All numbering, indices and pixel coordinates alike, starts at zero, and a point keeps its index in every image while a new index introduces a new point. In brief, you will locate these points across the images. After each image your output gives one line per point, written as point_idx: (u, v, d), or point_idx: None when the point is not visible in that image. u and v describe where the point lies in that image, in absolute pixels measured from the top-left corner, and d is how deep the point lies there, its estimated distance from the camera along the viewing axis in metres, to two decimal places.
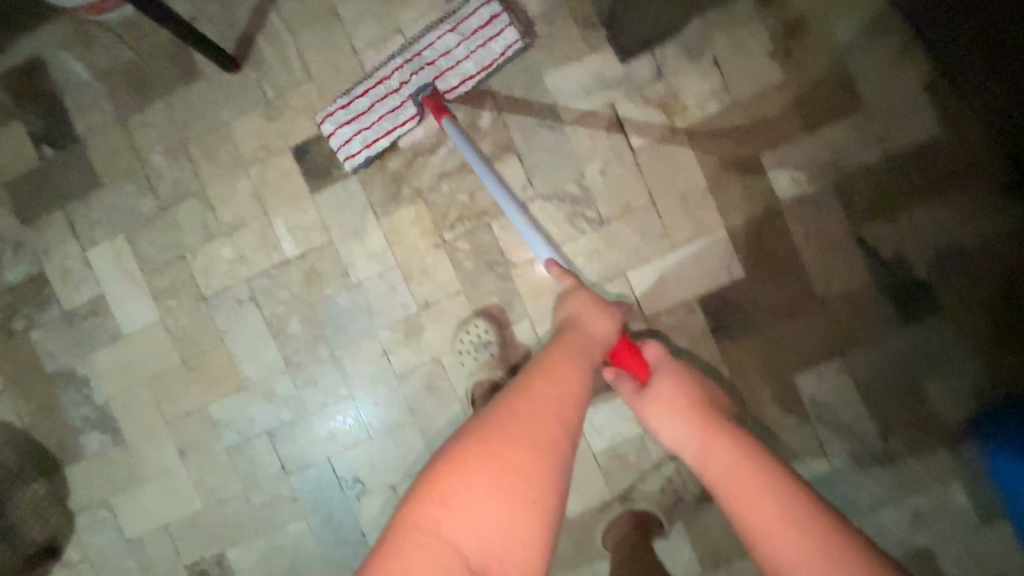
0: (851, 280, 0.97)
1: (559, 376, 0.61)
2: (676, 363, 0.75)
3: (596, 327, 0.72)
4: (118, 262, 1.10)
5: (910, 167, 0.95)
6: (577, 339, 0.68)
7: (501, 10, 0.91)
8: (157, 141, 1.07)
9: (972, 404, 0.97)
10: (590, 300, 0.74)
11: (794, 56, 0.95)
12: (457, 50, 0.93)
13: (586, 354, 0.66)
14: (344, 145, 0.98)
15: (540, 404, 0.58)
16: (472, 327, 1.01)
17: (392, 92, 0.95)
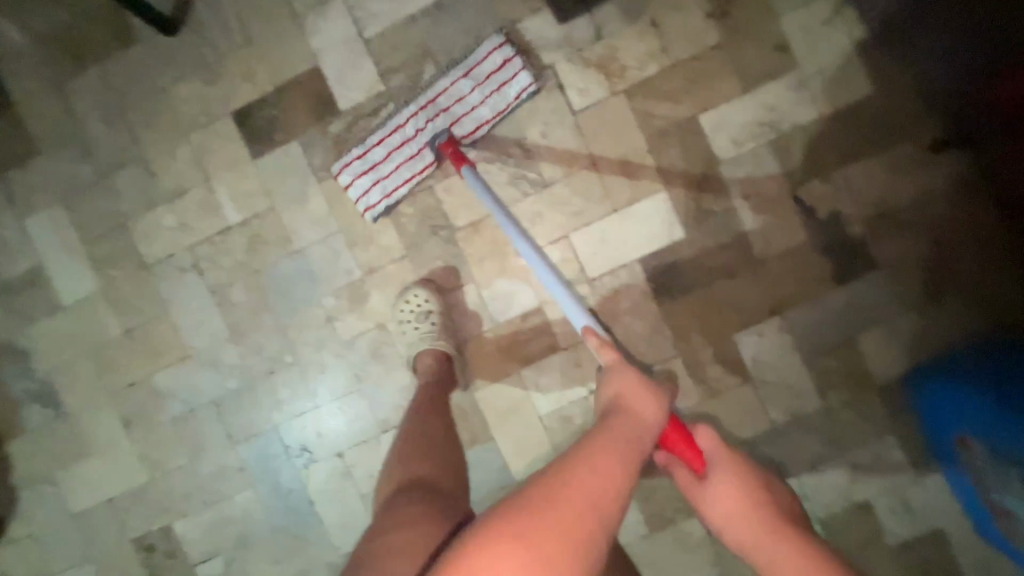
0: (787, 238, 0.98)
1: (605, 469, 0.49)
2: (737, 458, 0.66)
3: (642, 411, 0.60)
4: (57, 231, 1.08)
5: (844, 125, 0.96)
6: (626, 427, 0.56)
7: (514, 55, 0.92)
8: (95, 107, 1.06)
9: (904, 359, 0.99)
10: (637, 382, 0.64)
11: (731, 17, 0.96)
12: (472, 97, 0.93)
13: (635, 446, 0.54)
14: (362, 197, 0.97)
15: (586, 502, 0.46)
16: (412, 297, 1.00)
17: (409, 141, 0.94)
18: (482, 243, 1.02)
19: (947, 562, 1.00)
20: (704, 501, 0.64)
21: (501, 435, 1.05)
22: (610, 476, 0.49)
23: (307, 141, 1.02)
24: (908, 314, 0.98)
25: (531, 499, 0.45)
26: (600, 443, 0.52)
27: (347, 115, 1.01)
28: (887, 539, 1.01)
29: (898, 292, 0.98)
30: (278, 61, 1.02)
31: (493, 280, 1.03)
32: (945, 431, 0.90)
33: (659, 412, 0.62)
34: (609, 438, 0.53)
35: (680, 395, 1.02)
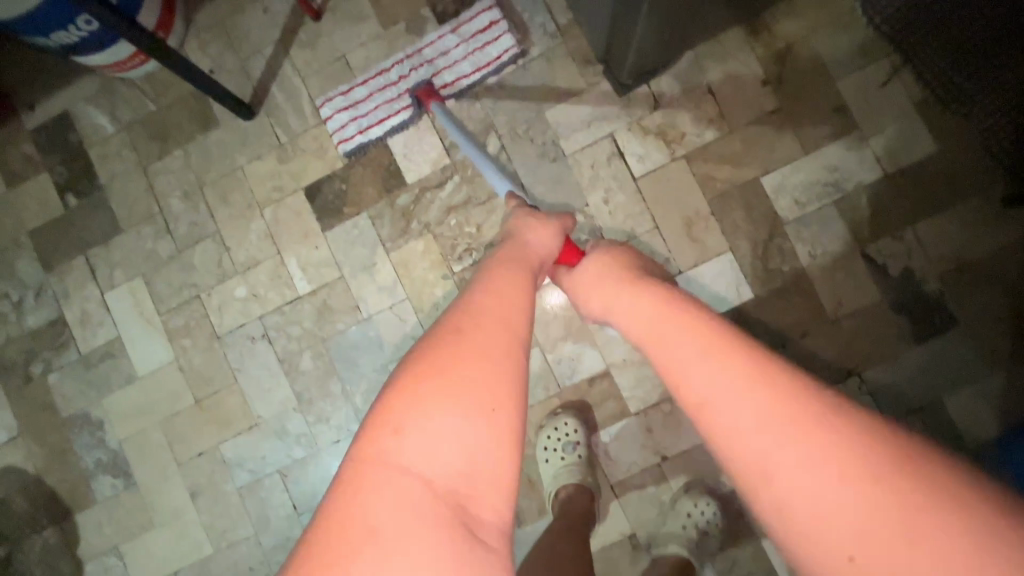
0: (863, 298, 0.97)
1: (501, 276, 0.50)
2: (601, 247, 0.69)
3: (537, 245, 0.66)
4: (135, 303, 1.12)
5: (912, 183, 0.96)
6: (511, 252, 0.60)
7: (500, 18, 1.01)
8: (176, 186, 1.12)
9: (998, 419, 0.94)
10: (534, 222, 0.70)
11: (785, 82, 0.99)
12: (455, 51, 1.02)
13: (524, 264, 0.57)
14: (339, 131, 1.05)
15: (489, 296, 0.46)
16: (561, 425, 1.00)
17: (391, 84, 1.03)
18: (547, 307, 1.03)
19: None
20: (574, 285, 0.64)
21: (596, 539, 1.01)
22: (509, 278, 0.50)
23: (375, 213, 1.06)
24: (997, 371, 0.94)
25: (444, 319, 0.45)
26: (495, 262, 0.55)
27: (413, 188, 1.05)
28: None
29: (981, 350, 0.95)
30: None
31: (558, 343, 1.03)
32: None
33: (552, 241, 0.68)
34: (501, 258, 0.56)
35: None
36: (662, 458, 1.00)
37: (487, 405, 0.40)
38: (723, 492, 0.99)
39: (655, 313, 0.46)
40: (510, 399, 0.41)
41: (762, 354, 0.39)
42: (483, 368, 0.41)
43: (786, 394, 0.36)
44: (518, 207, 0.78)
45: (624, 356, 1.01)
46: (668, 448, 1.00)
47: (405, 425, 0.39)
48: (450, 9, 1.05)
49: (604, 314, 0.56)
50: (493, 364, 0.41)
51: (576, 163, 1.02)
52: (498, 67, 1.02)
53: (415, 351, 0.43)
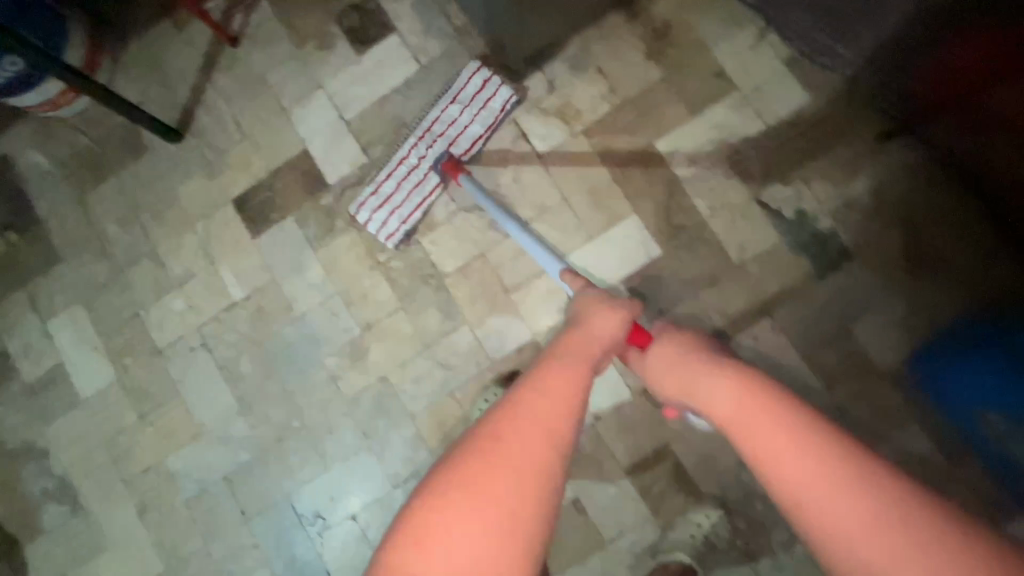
0: (764, 243, 1.02)
1: (555, 390, 0.60)
2: (681, 335, 0.75)
3: (599, 327, 0.73)
4: (77, 328, 1.15)
5: (793, 133, 1.03)
6: (578, 345, 0.69)
7: (490, 75, 1.05)
8: (112, 212, 1.17)
9: (905, 342, 0.98)
10: (598, 300, 0.78)
11: (667, 54, 1.07)
12: (462, 119, 1.05)
13: (587, 359, 0.67)
14: (382, 228, 1.06)
15: (537, 400, 0.59)
16: (493, 397, 1.02)
17: (414, 168, 1.04)
18: (473, 286, 1.07)
19: None
20: (656, 372, 0.74)
21: None
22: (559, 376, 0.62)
23: (301, 215, 1.11)
24: (897, 297, 0.99)
25: (494, 423, 0.57)
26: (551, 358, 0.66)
27: (335, 188, 1.11)
28: None
29: (880, 279, 0.99)
30: (270, 151, 1.14)
31: (485, 318, 1.06)
32: (958, 391, 0.90)
33: (617, 323, 0.74)
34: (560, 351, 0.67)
35: None
36: (596, 418, 1.03)
37: (507, 526, 0.52)
38: (658, 446, 1.01)
39: (742, 409, 0.58)
40: (533, 519, 0.53)
41: (802, 437, 0.52)
42: (516, 495, 0.52)
43: (827, 473, 0.49)
44: (587, 289, 0.83)
45: (549, 324, 1.05)
46: (600, 407, 1.03)
47: (434, 536, 0.51)
48: (356, 23, 1.14)
49: (691, 396, 0.67)
50: (524, 486, 0.53)
51: (485, 149, 1.09)
52: (499, 118, 1.07)
53: (464, 466, 0.54)
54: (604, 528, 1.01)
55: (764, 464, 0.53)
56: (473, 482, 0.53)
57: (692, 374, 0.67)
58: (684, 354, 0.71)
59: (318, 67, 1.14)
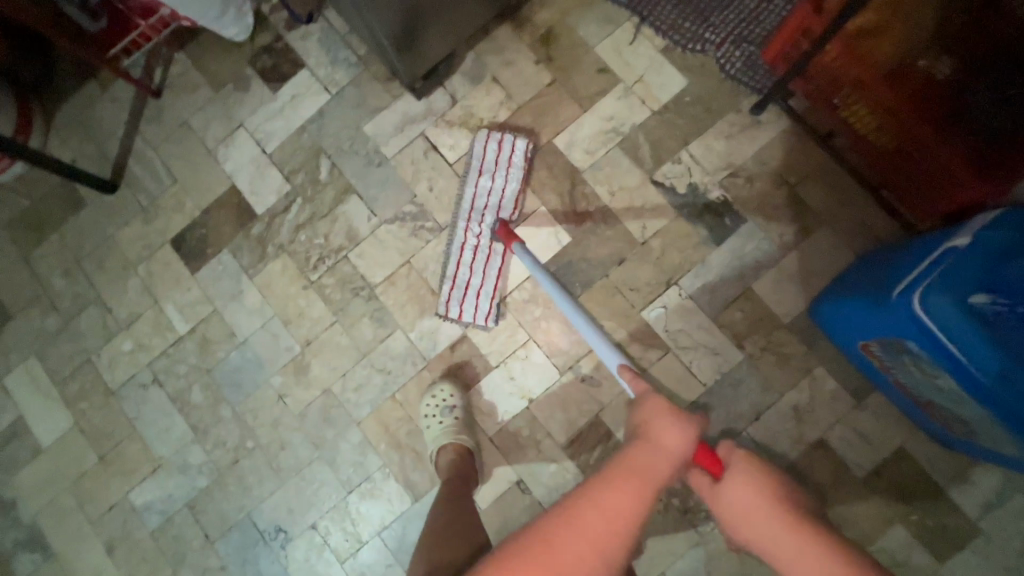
0: (663, 218, 1.09)
1: (600, 525, 0.54)
2: (758, 464, 0.63)
3: (670, 446, 0.63)
4: (33, 380, 1.20)
5: (677, 114, 1.11)
6: (640, 464, 0.60)
7: (502, 136, 1.09)
8: (56, 266, 1.23)
9: (801, 293, 1.05)
10: (668, 409, 0.66)
11: (554, 58, 1.16)
12: (496, 185, 1.08)
13: (646, 489, 0.58)
14: (478, 312, 1.07)
15: (597, 529, 0.54)
16: (439, 392, 1.08)
17: (477, 249, 1.06)
18: (401, 291, 1.14)
19: (918, 476, 0.99)
20: (723, 506, 0.62)
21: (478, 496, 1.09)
22: (628, 507, 0.56)
23: (234, 247, 1.18)
24: (788, 251, 1.06)
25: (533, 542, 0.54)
26: (612, 474, 0.58)
27: (264, 218, 1.19)
28: (853, 471, 1.01)
29: (771, 238, 1.07)
30: (201, 191, 1.21)
31: (417, 321, 1.13)
32: (844, 331, 0.95)
33: (688, 439, 0.64)
34: (624, 471, 0.59)
35: (611, 381, 1.07)
36: (529, 401, 1.09)
37: None
38: (590, 420, 1.07)
39: None
40: None
41: None
42: None
43: None
44: (648, 391, 0.72)
45: None
46: (532, 391, 1.09)
47: None
48: (268, 63, 1.22)
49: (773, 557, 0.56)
50: None
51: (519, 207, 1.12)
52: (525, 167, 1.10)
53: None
54: (548, 504, 1.06)
55: None
56: None
57: (766, 521, 0.57)
58: (767, 490, 0.60)
59: (236, 107, 1.22)
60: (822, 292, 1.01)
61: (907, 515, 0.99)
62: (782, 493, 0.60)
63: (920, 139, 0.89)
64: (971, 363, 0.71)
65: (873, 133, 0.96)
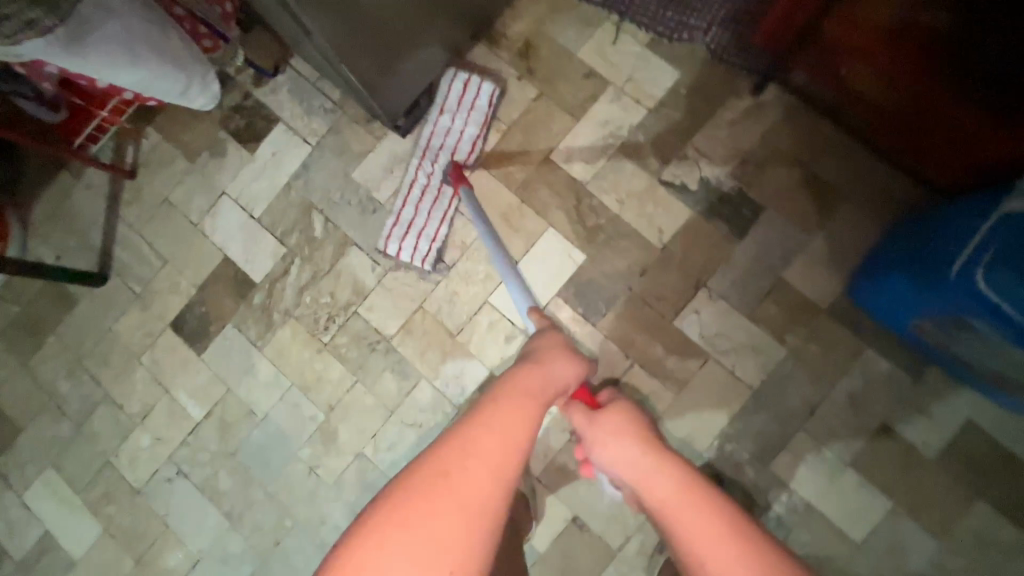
0: (678, 218, 1.04)
1: (508, 423, 0.55)
2: (628, 403, 0.76)
3: (558, 369, 0.69)
4: (53, 492, 1.15)
5: (674, 108, 1.06)
6: (536, 381, 0.65)
7: (470, 75, 1.06)
8: (58, 370, 1.17)
9: (836, 275, 1.00)
10: (560, 346, 0.75)
11: (537, 70, 1.10)
12: (455, 127, 1.07)
13: (541, 401, 0.62)
14: (415, 253, 1.06)
15: (502, 426, 0.55)
16: None
17: (426, 189, 1.06)
18: (417, 338, 1.08)
19: (991, 448, 0.94)
20: (597, 427, 0.72)
21: (535, 540, 1.03)
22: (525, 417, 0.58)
23: (238, 320, 1.13)
24: (816, 234, 1.01)
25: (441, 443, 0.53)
26: (506, 392, 0.60)
27: (264, 285, 1.13)
28: (923, 453, 0.95)
29: (795, 223, 1.02)
30: (194, 268, 1.16)
31: (440, 367, 1.07)
32: (891, 315, 0.90)
33: (575, 372, 0.72)
34: (516, 387, 0.61)
35: (653, 398, 1.02)
36: (571, 434, 1.03)
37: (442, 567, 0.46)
38: None
39: (676, 492, 0.59)
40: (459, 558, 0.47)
41: (723, 512, 0.55)
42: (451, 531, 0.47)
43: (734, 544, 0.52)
44: (554, 332, 0.81)
45: (500, 354, 1.06)
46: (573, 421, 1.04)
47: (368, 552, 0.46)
48: (241, 123, 1.17)
49: (622, 466, 0.67)
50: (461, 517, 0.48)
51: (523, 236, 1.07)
52: (490, 114, 1.08)
53: (409, 477, 0.50)
54: (610, 537, 1.01)
55: (677, 524, 0.57)
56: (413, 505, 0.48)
57: (624, 439, 0.69)
58: (631, 419, 0.72)
59: (216, 175, 1.17)
60: (855, 274, 0.96)
61: (988, 490, 0.93)
62: (636, 417, 0.73)
63: (930, 102, 0.84)
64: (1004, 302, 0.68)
65: (877, 96, 0.91)
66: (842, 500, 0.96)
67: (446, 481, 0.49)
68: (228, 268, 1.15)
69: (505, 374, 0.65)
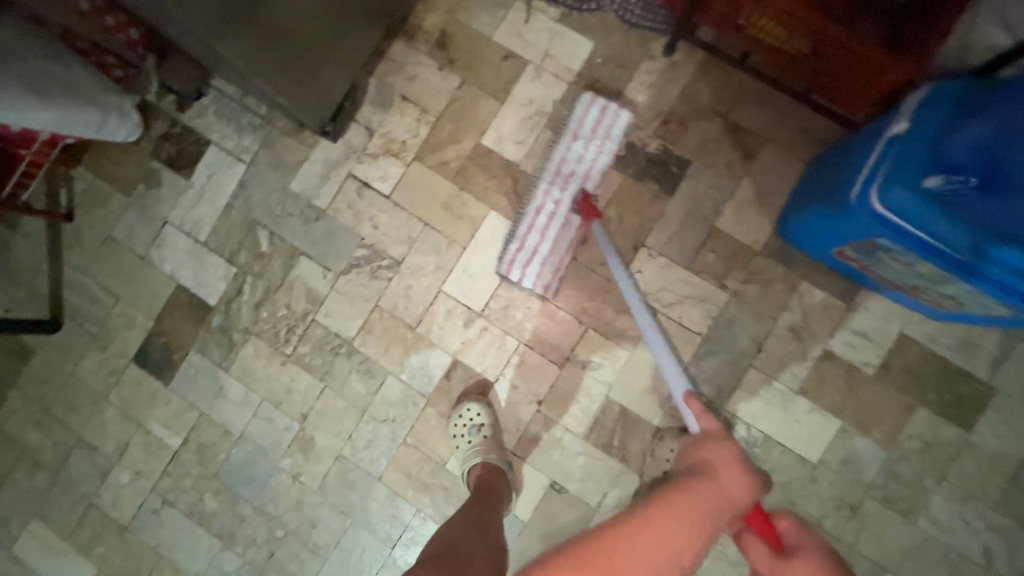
0: (612, 184, 1.08)
1: (674, 529, 0.66)
2: (816, 552, 0.77)
3: (733, 488, 0.76)
4: (41, 541, 1.15)
5: (593, 78, 1.09)
6: (710, 493, 0.73)
7: (607, 102, 1.05)
8: (26, 422, 1.17)
9: (766, 217, 1.05)
10: (731, 454, 0.81)
11: (456, 58, 1.12)
12: (588, 153, 1.05)
13: (709, 522, 0.71)
14: (538, 281, 1.05)
15: (669, 536, 0.65)
16: (465, 411, 1.05)
17: (554, 216, 1.04)
18: (378, 335, 1.11)
19: (924, 357, 1.00)
20: (782, 573, 0.76)
21: (518, 511, 1.07)
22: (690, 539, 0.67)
23: (200, 345, 1.14)
24: (742, 181, 1.05)
25: (617, 523, 0.65)
26: (674, 501, 0.70)
27: (220, 306, 1.14)
28: (864, 371, 1.01)
29: (722, 173, 1.06)
30: (148, 300, 1.16)
31: (404, 361, 1.10)
32: (814, 243, 0.95)
33: (750, 494, 0.77)
34: (692, 502, 0.70)
35: (610, 359, 1.07)
36: (538, 404, 1.07)
37: None
38: (602, 403, 1.07)
39: None
40: None
41: None
42: None
43: None
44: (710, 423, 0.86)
45: (461, 339, 1.09)
46: (539, 392, 1.08)
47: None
48: (172, 151, 1.16)
49: None
50: None
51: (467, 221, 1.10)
52: (622, 145, 1.06)
53: (588, 539, 0.63)
54: (587, 496, 1.06)
55: None
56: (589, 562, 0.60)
57: None
58: None
59: (156, 205, 1.17)
60: (786, 209, 1.01)
61: (925, 396, 1.00)
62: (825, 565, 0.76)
63: (831, 37, 0.84)
64: (939, 243, 0.71)
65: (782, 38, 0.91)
66: (797, 426, 1.02)
67: (615, 557, 0.60)
68: (182, 295, 1.15)
69: (682, 484, 0.75)
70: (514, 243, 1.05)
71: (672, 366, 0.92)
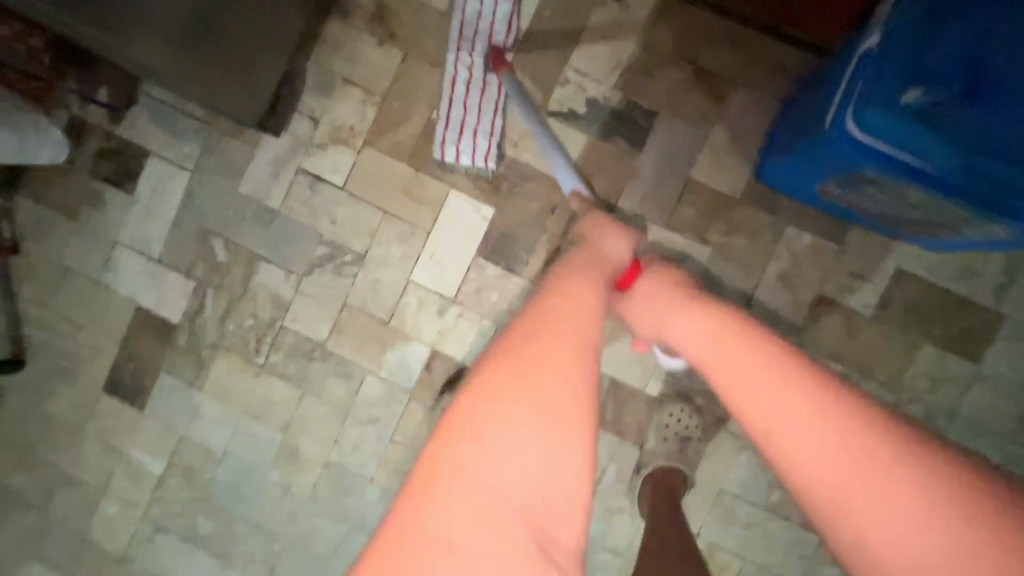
0: (576, 146, 1.01)
1: (575, 291, 0.60)
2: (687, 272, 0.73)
3: (609, 251, 0.72)
4: None
5: (544, 34, 1.01)
6: (590, 258, 0.69)
7: None
8: (6, 465, 1.14)
9: (743, 163, 0.98)
10: (605, 222, 0.77)
11: (396, 31, 1.04)
12: (486, 6, 0.98)
13: (601, 273, 0.67)
14: (475, 153, 1.00)
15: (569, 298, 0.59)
16: None
17: (471, 82, 0.98)
18: (351, 334, 1.06)
19: (925, 292, 0.94)
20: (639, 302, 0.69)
21: None
22: (584, 295, 0.60)
23: (170, 366, 1.10)
24: (715, 126, 0.98)
25: (517, 326, 0.56)
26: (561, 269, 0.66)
27: (185, 324, 1.09)
28: (863, 313, 0.96)
29: (691, 120, 0.99)
30: (110, 326, 1.11)
31: (382, 358, 1.05)
32: (795, 184, 0.89)
33: (626, 248, 0.74)
34: (577, 267, 0.66)
35: None
36: None
37: (543, 420, 0.49)
38: None
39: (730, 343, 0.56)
40: (576, 416, 0.50)
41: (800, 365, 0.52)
42: (541, 383, 0.51)
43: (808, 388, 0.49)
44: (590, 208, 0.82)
45: (438, 329, 1.04)
46: None
47: (478, 432, 0.49)
48: (112, 167, 1.10)
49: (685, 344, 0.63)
50: (561, 379, 0.51)
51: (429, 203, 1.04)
52: None
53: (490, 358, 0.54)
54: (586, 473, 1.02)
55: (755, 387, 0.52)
56: (507, 374, 0.51)
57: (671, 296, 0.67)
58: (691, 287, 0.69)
59: (103, 226, 1.11)
60: (764, 151, 0.94)
61: (929, 332, 0.94)
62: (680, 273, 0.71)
63: None
64: (927, 166, 0.64)
65: None
66: None
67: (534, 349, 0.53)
68: (144, 317, 1.10)
69: (556, 262, 0.69)
70: (440, 123, 1.00)
71: (564, 169, 0.88)
